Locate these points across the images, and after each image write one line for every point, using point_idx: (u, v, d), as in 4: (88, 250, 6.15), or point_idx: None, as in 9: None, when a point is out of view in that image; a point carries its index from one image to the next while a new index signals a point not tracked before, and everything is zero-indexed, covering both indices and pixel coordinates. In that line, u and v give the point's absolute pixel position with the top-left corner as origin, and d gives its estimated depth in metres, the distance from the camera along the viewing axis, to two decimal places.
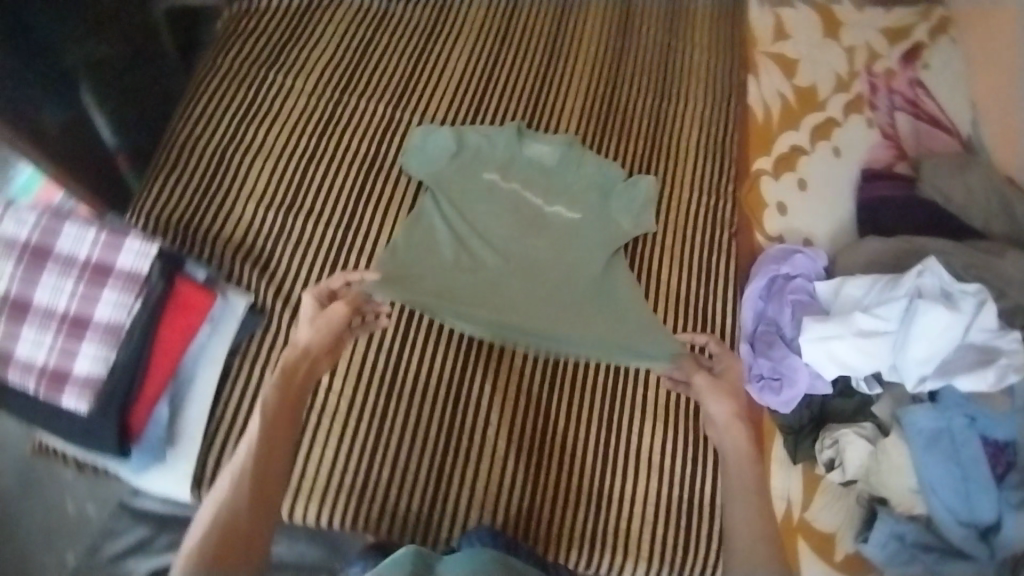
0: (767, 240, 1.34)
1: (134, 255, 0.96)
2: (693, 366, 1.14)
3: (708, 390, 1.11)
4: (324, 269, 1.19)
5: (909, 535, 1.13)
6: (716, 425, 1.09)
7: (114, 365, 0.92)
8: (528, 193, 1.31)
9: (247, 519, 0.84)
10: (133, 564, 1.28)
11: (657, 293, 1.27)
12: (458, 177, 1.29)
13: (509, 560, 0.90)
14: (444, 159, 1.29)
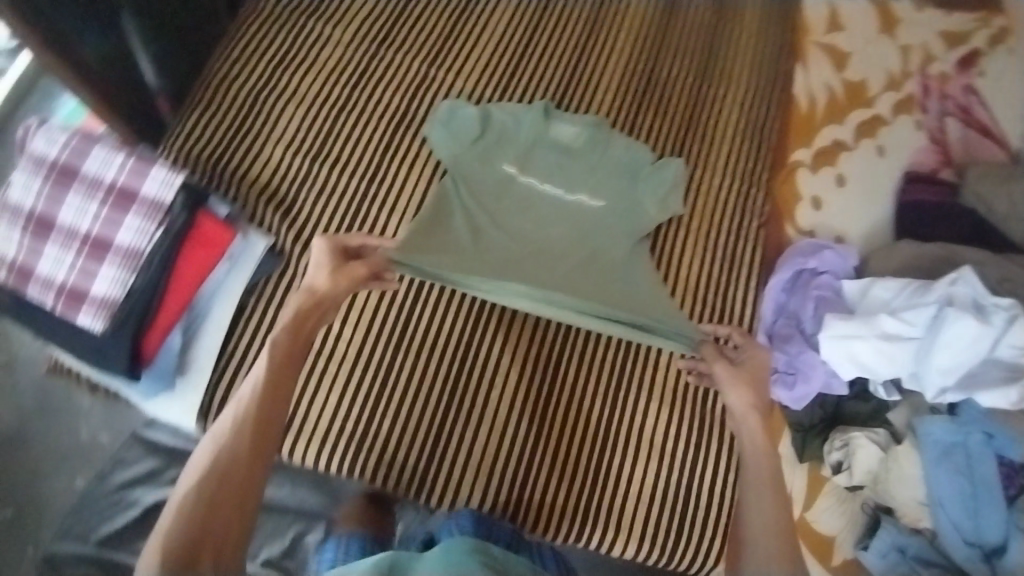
0: (797, 233, 1.31)
1: (158, 183, 0.98)
2: (712, 353, 1.07)
3: (729, 380, 1.05)
4: (345, 220, 1.19)
5: (911, 548, 1.12)
6: (738, 416, 1.03)
7: (131, 290, 0.95)
8: (547, 187, 1.23)
9: (246, 459, 0.84)
10: (140, 493, 1.37)
11: (677, 276, 1.24)
12: (479, 161, 1.23)
13: (489, 550, 0.87)
14: (466, 142, 1.23)
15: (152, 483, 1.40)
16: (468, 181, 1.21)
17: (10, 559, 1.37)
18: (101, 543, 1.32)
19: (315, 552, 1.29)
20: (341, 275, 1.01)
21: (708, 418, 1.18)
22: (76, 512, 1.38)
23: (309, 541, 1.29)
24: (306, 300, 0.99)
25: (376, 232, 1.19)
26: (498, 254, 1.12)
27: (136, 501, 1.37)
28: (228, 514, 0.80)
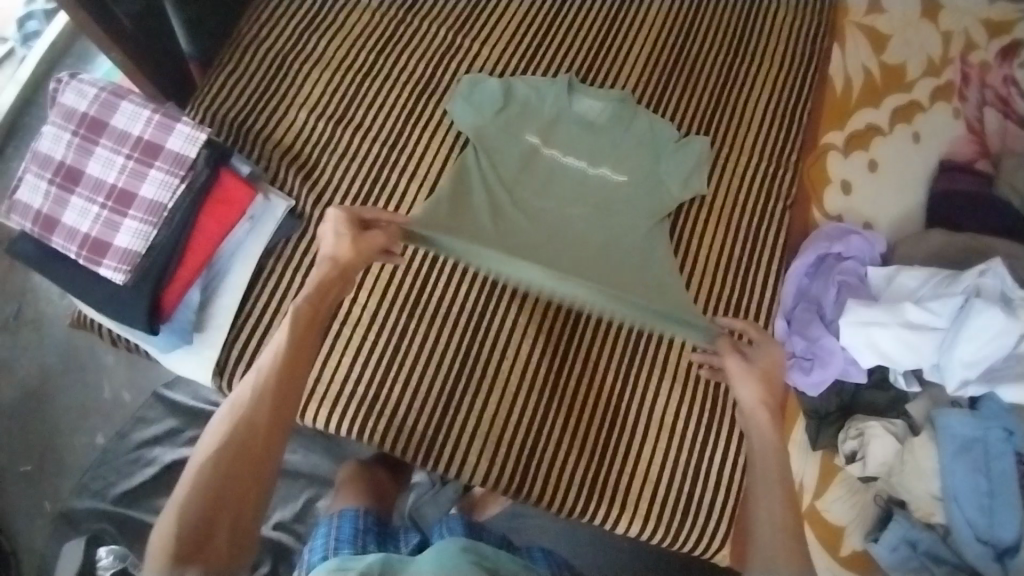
0: (824, 218, 1.29)
1: (182, 139, 0.98)
2: (728, 348, 1.05)
3: (742, 376, 1.04)
4: (365, 186, 1.19)
5: (922, 543, 1.10)
6: (748, 412, 1.02)
7: (153, 243, 0.96)
8: (569, 158, 1.23)
9: (263, 432, 0.83)
10: (159, 451, 1.40)
11: (697, 255, 1.22)
12: (501, 133, 1.22)
13: (480, 548, 0.89)
14: (490, 112, 1.22)
15: (170, 443, 1.43)
16: (489, 155, 1.20)
17: (33, 509, 1.42)
18: (118, 500, 1.38)
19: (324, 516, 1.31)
20: (359, 246, 1.02)
21: (720, 400, 1.17)
22: (96, 467, 1.41)
23: (320, 506, 1.32)
24: (328, 269, 1.00)
25: (397, 198, 1.19)
26: (521, 239, 1.11)
27: (154, 459, 1.41)
28: (246, 488, 0.79)
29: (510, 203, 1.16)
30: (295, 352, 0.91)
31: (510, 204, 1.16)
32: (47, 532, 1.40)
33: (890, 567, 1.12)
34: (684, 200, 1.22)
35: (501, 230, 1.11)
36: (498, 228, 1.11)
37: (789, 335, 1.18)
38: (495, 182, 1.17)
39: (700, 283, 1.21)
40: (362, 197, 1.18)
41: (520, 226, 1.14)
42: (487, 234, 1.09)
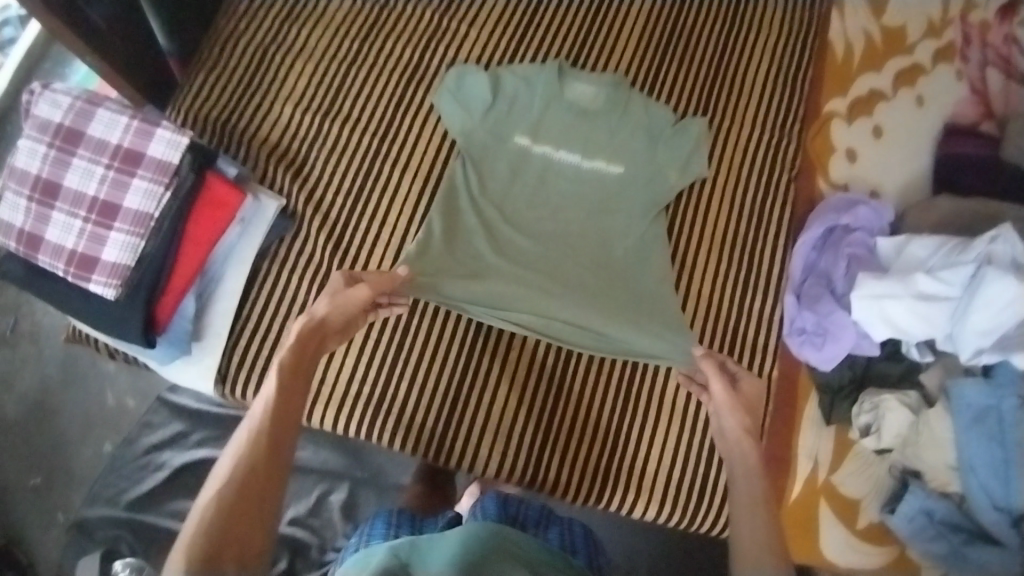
0: (830, 188, 1.25)
1: (163, 145, 0.95)
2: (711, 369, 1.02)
3: (725, 406, 1.00)
4: (357, 180, 1.16)
5: (939, 512, 1.10)
6: (728, 439, 0.99)
7: (142, 255, 0.93)
8: (561, 153, 1.19)
9: (263, 474, 0.83)
10: (168, 455, 1.40)
11: (700, 234, 1.21)
12: (490, 136, 1.18)
13: (509, 533, 0.86)
14: (478, 114, 1.18)
15: (178, 446, 1.43)
16: (478, 166, 1.17)
17: (46, 520, 1.42)
18: (131, 506, 1.38)
19: (339, 510, 1.30)
20: (342, 302, 0.97)
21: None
22: (107, 474, 1.41)
23: (333, 500, 1.31)
24: (305, 326, 0.95)
25: (391, 191, 1.16)
26: (511, 273, 1.11)
27: (163, 464, 1.41)
28: (249, 536, 0.79)
29: (502, 222, 1.15)
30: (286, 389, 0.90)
31: (501, 220, 1.15)
32: (62, 543, 1.40)
33: (906, 537, 1.11)
34: (682, 187, 1.19)
35: (493, 263, 1.12)
36: (493, 261, 1.12)
37: (799, 312, 1.15)
38: (484, 196, 1.16)
39: (705, 269, 1.19)
40: (355, 191, 1.15)
41: (512, 257, 1.13)
42: (478, 270, 1.10)
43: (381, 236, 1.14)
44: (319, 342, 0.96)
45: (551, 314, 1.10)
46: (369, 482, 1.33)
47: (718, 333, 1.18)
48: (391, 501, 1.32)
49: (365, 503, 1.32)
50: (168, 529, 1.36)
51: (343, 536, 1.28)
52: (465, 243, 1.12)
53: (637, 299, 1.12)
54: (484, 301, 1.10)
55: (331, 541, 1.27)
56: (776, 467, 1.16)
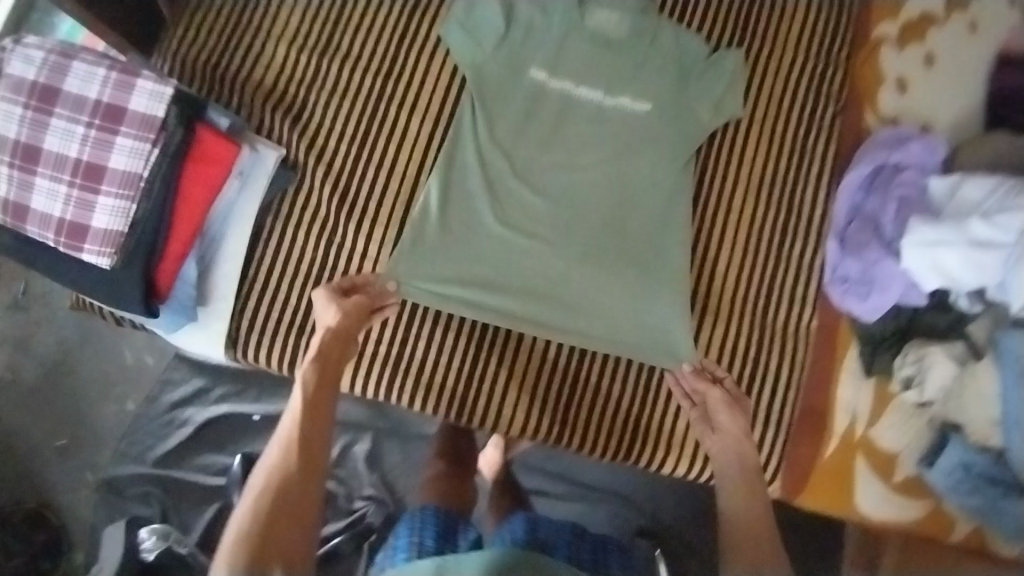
0: (878, 123, 1.14)
1: (146, 98, 0.88)
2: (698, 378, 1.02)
3: (721, 405, 1.00)
4: (362, 127, 1.08)
5: (978, 466, 1.04)
6: (721, 433, 0.99)
7: (136, 219, 0.88)
8: (582, 90, 1.09)
9: (297, 483, 0.82)
10: (191, 412, 1.40)
11: (732, 178, 1.13)
12: (504, 71, 1.08)
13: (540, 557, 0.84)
14: (490, 46, 1.08)
15: (201, 402, 1.42)
16: (486, 111, 1.07)
17: (75, 479, 1.44)
18: (159, 463, 1.40)
19: (363, 460, 1.30)
20: (349, 311, 0.96)
21: (767, 336, 1.12)
22: (133, 432, 1.42)
23: (357, 451, 1.30)
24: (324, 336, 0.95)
25: (398, 134, 1.08)
26: (502, 255, 1.04)
27: (188, 420, 1.41)
28: (285, 545, 0.78)
29: (508, 177, 1.06)
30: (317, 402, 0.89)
31: (507, 175, 1.06)
32: (92, 501, 1.42)
33: (943, 490, 1.08)
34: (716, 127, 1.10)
35: (488, 247, 1.04)
36: (487, 241, 1.04)
37: (842, 259, 1.07)
38: (493, 148, 1.06)
39: (740, 223, 1.13)
40: (359, 136, 1.07)
41: (511, 231, 1.05)
42: (468, 256, 1.04)
43: (390, 185, 1.07)
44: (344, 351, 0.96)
45: (541, 303, 1.04)
46: (392, 432, 1.31)
47: (755, 281, 1.12)
48: (414, 453, 1.31)
49: (389, 453, 1.31)
50: (198, 484, 1.38)
51: (369, 485, 1.29)
52: (463, 205, 1.05)
53: (656, 252, 1.05)
54: (472, 291, 1.03)
55: (358, 490, 1.29)
56: (812, 420, 1.12)
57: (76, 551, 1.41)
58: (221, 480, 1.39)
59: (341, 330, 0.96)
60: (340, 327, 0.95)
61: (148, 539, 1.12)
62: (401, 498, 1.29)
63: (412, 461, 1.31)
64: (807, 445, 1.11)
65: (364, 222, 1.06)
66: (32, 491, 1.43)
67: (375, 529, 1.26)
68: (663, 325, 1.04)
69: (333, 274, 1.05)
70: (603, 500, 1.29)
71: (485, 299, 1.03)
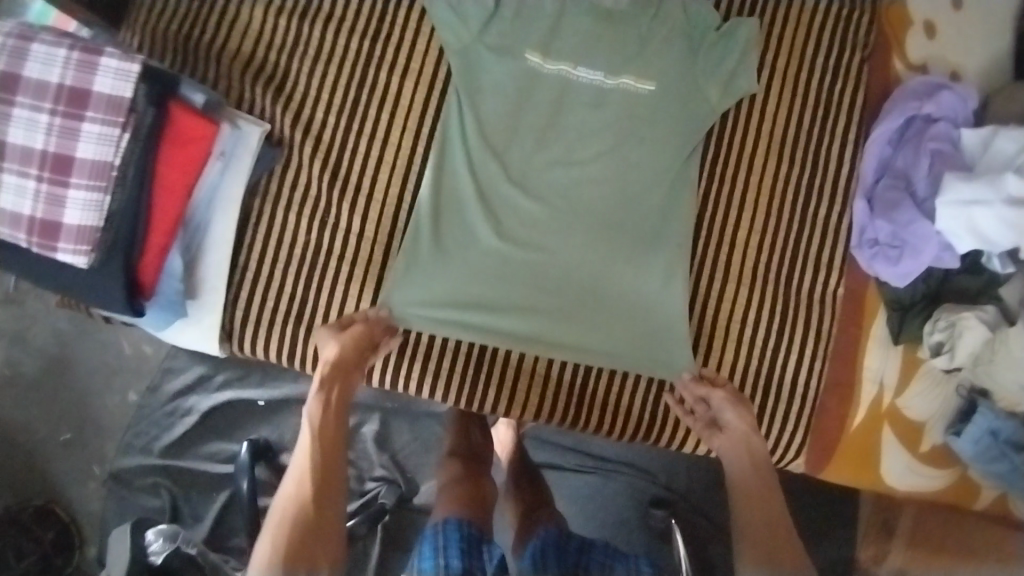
0: (905, 70, 1.06)
1: (111, 78, 0.81)
2: (696, 386, 1.00)
3: (727, 403, 0.98)
4: (350, 97, 1.01)
5: (1005, 432, 1.01)
6: (730, 434, 0.97)
7: (110, 211, 0.82)
8: (580, 70, 1.00)
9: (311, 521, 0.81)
10: (195, 400, 1.37)
11: (751, 135, 1.05)
12: (494, 52, 1.00)
13: None
14: (476, 28, 0.99)
15: (203, 389, 1.38)
16: (473, 103, 1.00)
17: (83, 473, 1.42)
18: (164, 452, 1.37)
19: (372, 440, 1.27)
20: (348, 344, 0.92)
21: (792, 305, 1.05)
22: (136, 424, 1.39)
23: (367, 431, 1.26)
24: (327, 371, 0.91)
25: (391, 101, 1.01)
26: (497, 275, 0.99)
27: (192, 409, 1.37)
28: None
29: (499, 183, 0.99)
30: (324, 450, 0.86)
31: (501, 180, 0.99)
32: (101, 494, 1.42)
33: (968, 459, 1.04)
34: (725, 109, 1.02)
35: (484, 260, 0.99)
36: (482, 257, 0.99)
37: (871, 221, 1.00)
38: (493, 116, 1.00)
39: (759, 182, 1.05)
40: (350, 104, 1.01)
41: (510, 245, 0.99)
42: (469, 277, 0.98)
43: (385, 157, 1.01)
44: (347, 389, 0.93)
45: (540, 319, 0.99)
46: (398, 409, 1.28)
47: (777, 251, 1.05)
48: (424, 432, 1.28)
49: (398, 431, 1.27)
50: (206, 472, 1.36)
51: (379, 466, 1.26)
52: (453, 206, 0.99)
53: (666, 224, 1.01)
54: (469, 311, 0.98)
55: (368, 471, 1.26)
56: (839, 391, 1.06)
57: (88, 546, 1.41)
58: (229, 467, 1.36)
59: (342, 364, 0.91)
60: (342, 362, 0.91)
61: (156, 541, 1.08)
62: (413, 478, 1.27)
63: (423, 441, 1.28)
64: (832, 417, 1.06)
65: (359, 199, 1.00)
66: (39, 488, 1.42)
67: (388, 509, 1.23)
68: (672, 312, 1.00)
69: (331, 257, 1.00)
70: (618, 472, 1.26)
71: (494, 321, 0.99)
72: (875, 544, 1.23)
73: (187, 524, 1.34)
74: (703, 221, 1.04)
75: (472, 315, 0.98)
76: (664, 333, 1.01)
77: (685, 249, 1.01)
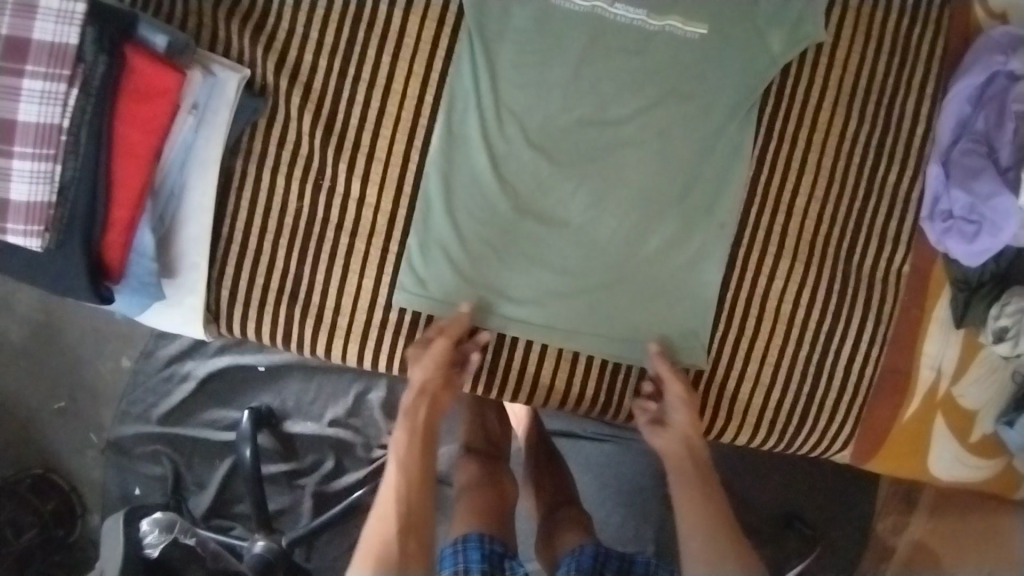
0: (984, 17, 0.93)
1: (52, 22, 0.72)
2: (666, 374, 0.89)
3: (679, 402, 0.90)
4: (347, 38, 0.87)
5: None
6: (671, 430, 0.90)
7: (64, 182, 0.75)
8: (617, 9, 0.86)
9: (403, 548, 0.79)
10: (192, 366, 1.20)
11: (808, 86, 0.91)
12: None
13: None
14: None
15: (200, 354, 1.21)
16: (489, 53, 0.87)
17: (78, 442, 1.23)
18: (164, 420, 1.20)
19: (380, 408, 1.19)
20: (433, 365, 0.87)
21: (852, 278, 0.94)
22: (130, 390, 1.21)
23: (373, 399, 1.19)
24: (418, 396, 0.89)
25: (392, 40, 0.87)
26: (521, 253, 0.89)
27: (189, 375, 1.20)
28: None
29: (519, 148, 0.88)
30: (411, 481, 0.84)
31: (517, 146, 0.88)
32: (102, 463, 1.23)
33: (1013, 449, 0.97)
34: (787, 60, 0.88)
35: (499, 237, 0.89)
36: (497, 238, 0.89)
37: (946, 190, 0.89)
38: (512, 64, 0.87)
39: (823, 141, 0.91)
40: (345, 45, 0.87)
41: (527, 221, 0.89)
42: (496, 259, 0.89)
43: (388, 109, 0.88)
44: (438, 416, 0.91)
45: (562, 308, 0.90)
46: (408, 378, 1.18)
47: (840, 220, 0.93)
48: None
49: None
50: (210, 440, 1.20)
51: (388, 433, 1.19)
52: (466, 174, 0.88)
53: (708, 194, 0.89)
54: (482, 296, 0.90)
55: (376, 438, 1.19)
56: (894, 380, 0.96)
57: (91, 514, 1.23)
58: (232, 435, 1.19)
59: (428, 387, 0.88)
60: (427, 388, 0.88)
61: (151, 533, 1.05)
62: None
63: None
64: (886, 405, 0.97)
65: (358, 160, 0.88)
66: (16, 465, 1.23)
67: None
68: (707, 289, 0.91)
69: (328, 226, 0.89)
70: (636, 441, 1.18)
71: (523, 309, 0.90)
72: (894, 515, 1.14)
73: (191, 493, 1.20)
74: (757, 189, 0.91)
75: (495, 304, 0.90)
76: (699, 313, 0.91)
77: (729, 225, 0.90)
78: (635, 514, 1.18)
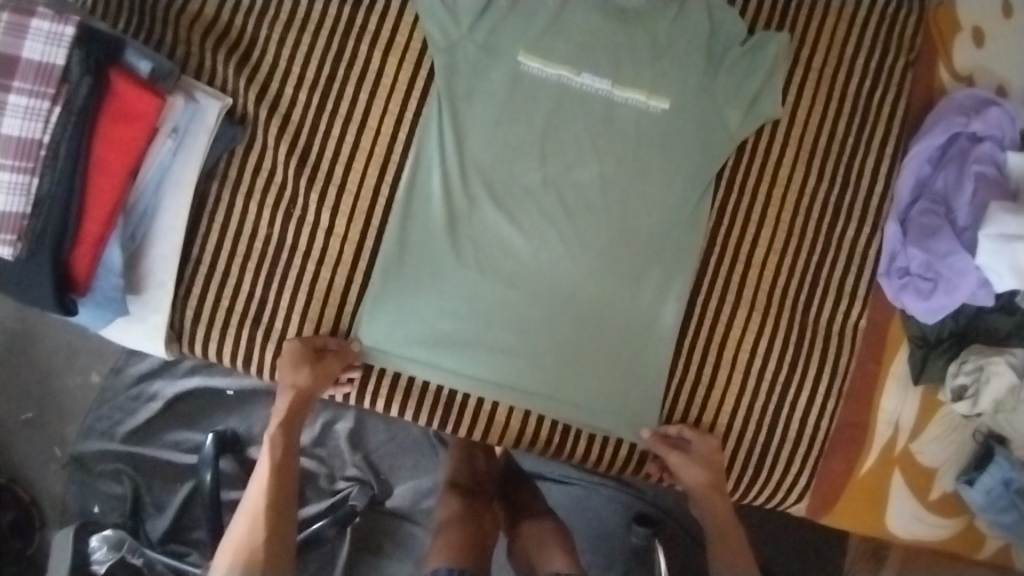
0: (950, 78, 0.97)
1: (42, 42, 0.74)
2: (661, 447, 0.91)
3: (682, 466, 0.90)
4: (330, 71, 0.90)
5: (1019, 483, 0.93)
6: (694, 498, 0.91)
7: (39, 196, 0.76)
8: (583, 78, 0.90)
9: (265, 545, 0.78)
10: (159, 386, 1.18)
11: (772, 140, 0.94)
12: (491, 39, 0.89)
13: None
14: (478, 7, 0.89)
15: (170, 375, 1.19)
16: (466, 92, 0.89)
17: (37, 458, 1.20)
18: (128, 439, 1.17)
19: (346, 440, 1.15)
20: (317, 375, 0.86)
21: (808, 332, 0.95)
22: (96, 407, 1.18)
23: (340, 430, 1.15)
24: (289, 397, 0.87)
25: (373, 76, 0.90)
26: (482, 290, 0.90)
27: (156, 395, 1.18)
28: None
29: (492, 184, 0.90)
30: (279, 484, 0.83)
31: (491, 182, 0.90)
32: (64, 478, 1.19)
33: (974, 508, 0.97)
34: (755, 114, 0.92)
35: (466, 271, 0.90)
36: (462, 275, 0.89)
37: (902, 248, 0.92)
38: (489, 104, 0.89)
39: (788, 194, 0.95)
40: (327, 78, 0.89)
41: (494, 257, 0.90)
42: (461, 294, 0.89)
43: (364, 141, 0.90)
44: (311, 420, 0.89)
45: (522, 345, 0.90)
46: (375, 410, 1.14)
47: (801, 271, 0.95)
48: (401, 434, 1.16)
49: (372, 431, 1.15)
50: (169, 463, 1.17)
51: (353, 466, 1.15)
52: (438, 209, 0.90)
53: (675, 240, 0.91)
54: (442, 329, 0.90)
55: (338, 471, 1.15)
56: (851, 433, 0.97)
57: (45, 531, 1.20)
58: (194, 458, 1.17)
59: (303, 394, 0.87)
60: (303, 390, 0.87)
61: (100, 549, 1.03)
62: (387, 480, 1.15)
63: (399, 442, 1.16)
64: (841, 459, 0.97)
65: (330, 191, 0.90)
66: None
67: (359, 512, 1.11)
68: (669, 335, 0.92)
69: (296, 252, 0.90)
70: (605, 487, 1.16)
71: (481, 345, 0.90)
72: None
73: (149, 515, 1.16)
74: (718, 238, 0.94)
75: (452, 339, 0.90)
76: (659, 360, 0.92)
77: (690, 271, 0.92)
78: (598, 559, 1.16)
